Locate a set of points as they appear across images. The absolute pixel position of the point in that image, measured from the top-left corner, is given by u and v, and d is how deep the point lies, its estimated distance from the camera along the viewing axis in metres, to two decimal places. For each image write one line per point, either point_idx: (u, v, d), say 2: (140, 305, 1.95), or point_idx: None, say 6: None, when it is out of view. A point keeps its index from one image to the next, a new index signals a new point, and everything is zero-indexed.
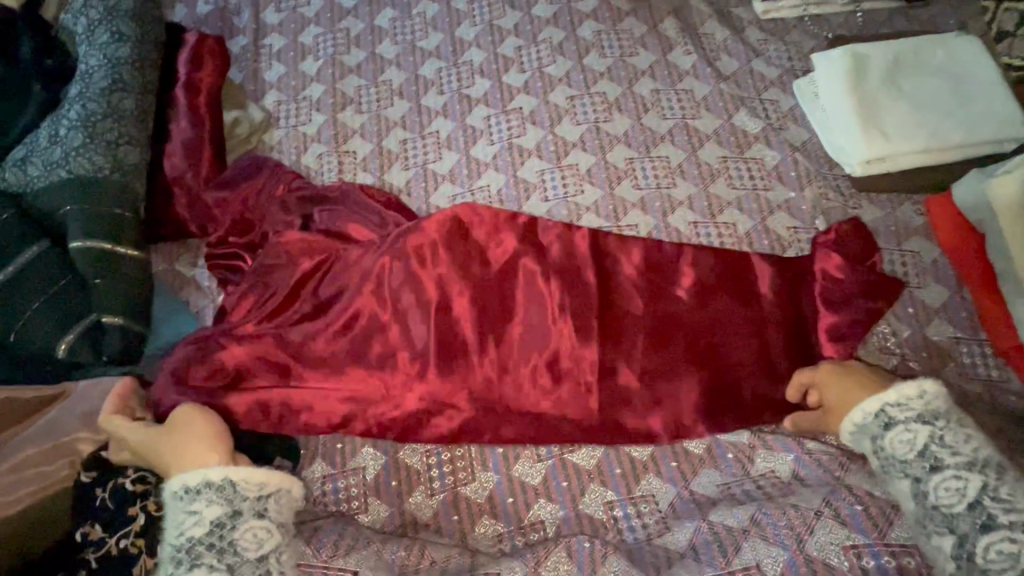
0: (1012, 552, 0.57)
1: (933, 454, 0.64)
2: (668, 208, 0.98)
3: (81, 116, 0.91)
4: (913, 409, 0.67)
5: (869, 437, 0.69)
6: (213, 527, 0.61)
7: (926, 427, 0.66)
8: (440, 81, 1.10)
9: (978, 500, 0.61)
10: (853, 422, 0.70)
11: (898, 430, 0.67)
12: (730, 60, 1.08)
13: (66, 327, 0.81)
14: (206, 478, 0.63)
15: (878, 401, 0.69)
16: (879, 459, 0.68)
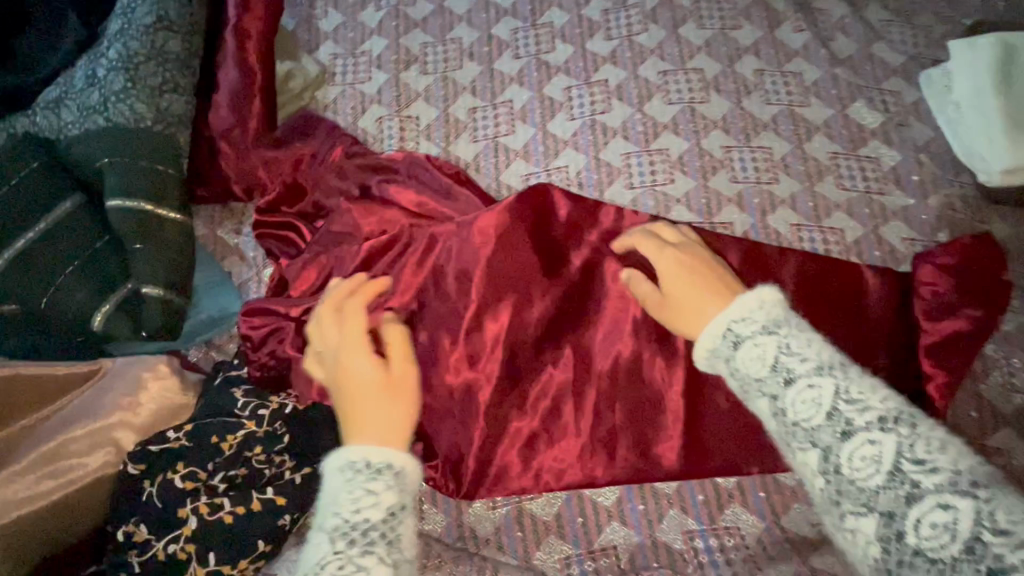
0: None
1: (785, 366, 0.51)
2: (768, 206, 0.88)
3: (122, 56, 0.80)
4: (757, 319, 0.55)
5: (723, 361, 0.57)
6: (386, 515, 0.54)
7: (773, 337, 0.53)
8: (516, 43, 0.98)
9: (974, 537, 0.40)
10: (704, 349, 0.58)
11: (746, 347, 0.54)
12: (846, 41, 0.95)
13: (102, 295, 0.73)
14: (389, 458, 0.57)
15: (722, 321, 0.57)
16: (736, 381, 0.55)
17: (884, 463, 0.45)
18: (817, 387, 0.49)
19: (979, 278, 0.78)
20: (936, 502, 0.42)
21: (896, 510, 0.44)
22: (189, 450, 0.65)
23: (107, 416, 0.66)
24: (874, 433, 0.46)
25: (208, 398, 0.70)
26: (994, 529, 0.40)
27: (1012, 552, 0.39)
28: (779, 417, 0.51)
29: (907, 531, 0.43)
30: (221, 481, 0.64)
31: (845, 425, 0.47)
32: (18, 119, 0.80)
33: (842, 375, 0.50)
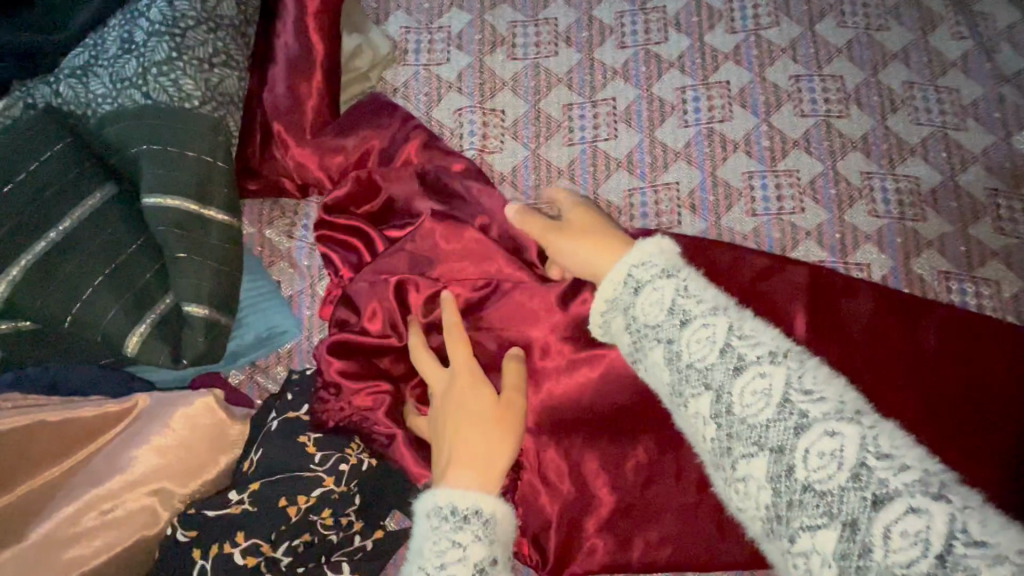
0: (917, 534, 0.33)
1: (680, 308, 0.46)
2: (912, 248, 0.75)
3: (164, 17, 0.66)
4: (655, 264, 0.49)
5: (622, 313, 0.51)
6: (474, 574, 0.45)
7: (671, 281, 0.47)
8: (621, 30, 0.83)
9: (859, 462, 0.36)
10: (604, 299, 0.52)
11: (647, 293, 0.48)
12: (1013, 56, 0.81)
13: (137, 313, 0.61)
14: (478, 503, 0.48)
15: (625, 269, 0.51)
16: (632, 337, 0.49)
17: (773, 395, 0.39)
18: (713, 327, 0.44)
19: None
20: (823, 431, 0.37)
21: (785, 443, 0.38)
22: (250, 516, 0.53)
23: (143, 468, 0.55)
24: (767, 365, 0.40)
25: (267, 446, 0.57)
26: (879, 454, 0.35)
27: (896, 477, 0.34)
28: (674, 361, 0.44)
29: (795, 464, 0.37)
30: (286, 553, 0.53)
31: (740, 361, 0.41)
32: (38, 86, 0.67)
33: (736, 314, 0.44)
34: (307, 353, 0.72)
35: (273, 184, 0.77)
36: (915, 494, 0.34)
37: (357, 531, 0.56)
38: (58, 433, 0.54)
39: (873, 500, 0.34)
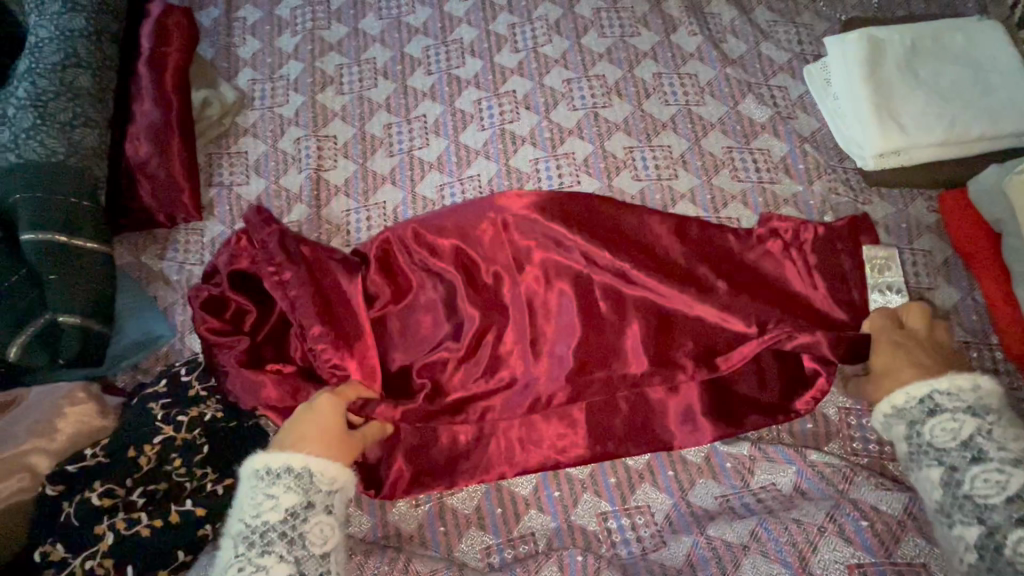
0: (998, 481, 0.61)
1: (974, 444, 0.64)
2: (669, 200, 0.93)
3: (30, 94, 0.82)
4: (963, 400, 0.66)
5: (905, 423, 0.68)
6: (287, 514, 0.61)
7: (974, 418, 0.65)
8: (428, 60, 1.03)
9: (972, 439, 0.64)
10: (890, 407, 0.69)
11: (942, 418, 0.66)
12: (737, 42, 1.01)
13: (18, 326, 0.75)
14: (288, 463, 0.63)
15: (926, 387, 0.68)
16: (909, 442, 0.68)
17: (960, 436, 0.64)
18: (1006, 474, 0.61)
19: (839, 269, 0.84)
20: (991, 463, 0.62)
21: (960, 464, 0.63)
22: (106, 465, 0.67)
23: (16, 444, 0.66)
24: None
25: (128, 416, 0.72)
26: (995, 473, 0.61)
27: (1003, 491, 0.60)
28: (914, 440, 0.67)
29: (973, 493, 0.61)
30: (140, 496, 0.66)
31: (979, 453, 0.63)
32: None
33: (1002, 448, 0.62)
34: (181, 349, 0.86)
35: (143, 219, 0.92)
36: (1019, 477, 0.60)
37: (209, 479, 0.69)
38: None
39: (1016, 519, 0.58)
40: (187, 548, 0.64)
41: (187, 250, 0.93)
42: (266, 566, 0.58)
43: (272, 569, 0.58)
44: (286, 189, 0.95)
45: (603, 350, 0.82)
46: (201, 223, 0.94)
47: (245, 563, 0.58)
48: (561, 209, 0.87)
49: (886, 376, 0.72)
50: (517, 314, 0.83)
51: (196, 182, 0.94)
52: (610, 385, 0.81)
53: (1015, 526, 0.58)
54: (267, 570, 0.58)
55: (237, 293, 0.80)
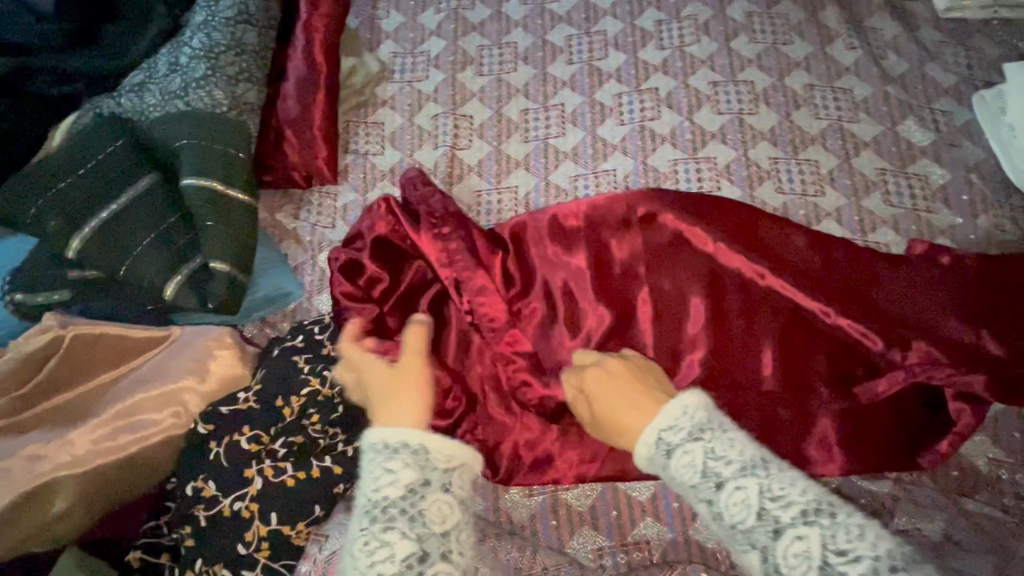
0: (746, 500, 0.53)
1: (713, 471, 0.55)
2: (813, 217, 0.89)
3: (204, 45, 0.85)
4: (683, 427, 0.58)
5: (660, 470, 0.60)
6: (405, 492, 0.55)
7: (699, 443, 0.57)
8: (570, 49, 1.02)
9: (723, 479, 0.55)
10: (643, 457, 0.61)
11: (678, 456, 0.57)
12: (899, 60, 0.96)
13: (174, 267, 0.77)
14: (404, 437, 0.58)
15: (653, 433, 0.60)
16: (677, 487, 0.58)
17: (752, 504, 0.53)
18: (745, 489, 0.54)
19: (1002, 312, 0.78)
20: (734, 486, 0.54)
21: (717, 502, 0.54)
22: (256, 412, 0.69)
23: (171, 380, 0.68)
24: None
25: (268, 368, 0.72)
26: (772, 498, 0.53)
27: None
28: (675, 481, 0.58)
29: (779, 564, 0.50)
30: (282, 447, 0.67)
31: (717, 478, 0.55)
32: (104, 101, 0.86)
33: (766, 471, 0.55)
34: (308, 309, 0.88)
35: (283, 178, 0.94)
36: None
37: (340, 439, 0.69)
38: (116, 347, 0.68)
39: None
40: (324, 503, 0.64)
41: (320, 213, 0.94)
42: (390, 542, 0.52)
43: (395, 545, 0.52)
44: (420, 163, 0.96)
45: (730, 366, 0.81)
46: (334, 187, 0.95)
47: (370, 539, 0.53)
48: (708, 214, 0.85)
49: (619, 422, 0.64)
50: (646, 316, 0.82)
51: (334, 147, 0.95)
52: (739, 402, 0.78)
53: (777, 542, 0.51)
54: (389, 548, 0.52)
55: (376, 261, 0.82)
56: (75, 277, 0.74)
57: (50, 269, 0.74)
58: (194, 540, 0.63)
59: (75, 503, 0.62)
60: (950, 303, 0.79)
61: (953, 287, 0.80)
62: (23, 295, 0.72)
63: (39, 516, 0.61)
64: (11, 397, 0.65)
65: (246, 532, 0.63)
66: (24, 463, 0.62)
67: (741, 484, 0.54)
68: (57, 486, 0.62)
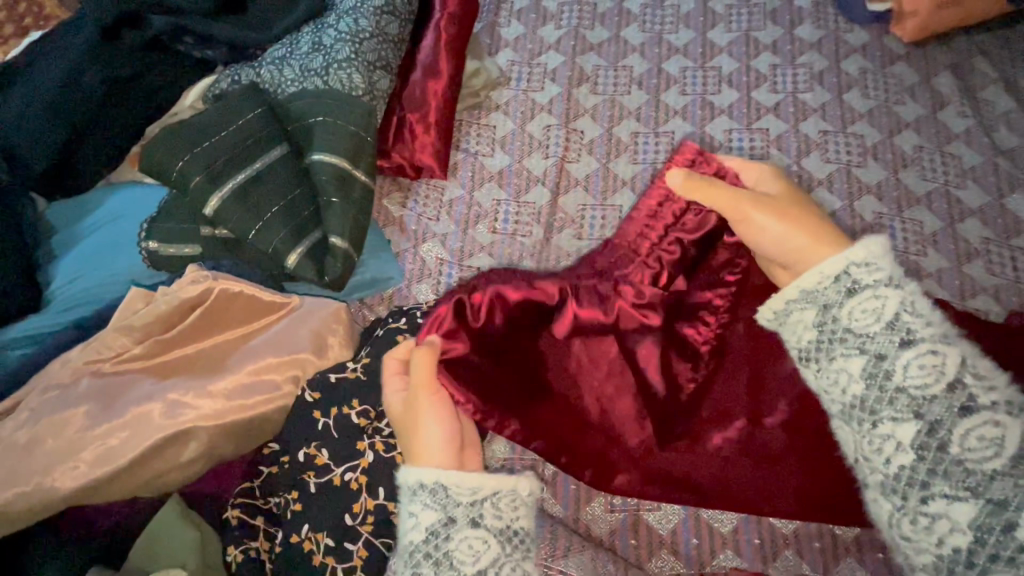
0: (934, 366, 0.47)
1: (904, 325, 0.48)
2: (915, 275, 0.89)
3: (349, 30, 0.89)
4: (882, 269, 0.50)
5: (817, 307, 0.52)
6: (428, 535, 0.52)
7: (897, 291, 0.49)
8: (684, 80, 1.04)
9: (899, 320, 0.49)
10: (803, 289, 0.52)
11: (863, 297, 0.50)
12: (1009, 134, 0.98)
13: (298, 238, 0.79)
14: (420, 478, 0.54)
15: (842, 260, 0.51)
16: (821, 331, 0.52)
17: (946, 374, 0.46)
18: (881, 299, 0.50)
19: None
20: (927, 349, 0.47)
21: (888, 351, 0.48)
22: (364, 386, 0.68)
23: (295, 348, 0.69)
24: (937, 347, 0.47)
25: (375, 346, 0.72)
26: (974, 375, 0.46)
27: (985, 397, 0.46)
28: (829, 325, 0.51)
29: (902, 373, 0.48)
30: (387, 425, 0.66)
31: (907, 334, 0.48)
32: (244, 69, 0.90)
33: (908, 293, 0.50)
34: (407, 296, 0.89)
35: (396, 165, 0.96)
36: (998, 414, 0.45)
37: None
38: (248, 306, 0.70)
39: (960, 408, 0.46)
40: None
41: (427, 204, 0.95)
42: None
43: None
44: (528, 169, 0.98)
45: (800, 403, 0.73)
46: (442, 182, 0.97)
47: None
48: None
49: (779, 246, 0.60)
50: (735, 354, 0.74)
51: (448, 142, 0.97)
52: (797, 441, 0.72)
53: (960, 420, 0.45)
54: None
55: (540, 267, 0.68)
56: (206, 234, 0.79)
57: (184, 223, 0.79)
58: (303, 504, 0.64)
59: (202, 453, 0.65)
60: None
61: None
62: (157, 245, 0.78)
63: (168, 460, 0.64)
64: (153, 340, 0.67)
65: (354, 503, 0.63)
66: (162, 409, 0.63)
67: (934, 349, 0.47)
68: (189, 436, 0.64)
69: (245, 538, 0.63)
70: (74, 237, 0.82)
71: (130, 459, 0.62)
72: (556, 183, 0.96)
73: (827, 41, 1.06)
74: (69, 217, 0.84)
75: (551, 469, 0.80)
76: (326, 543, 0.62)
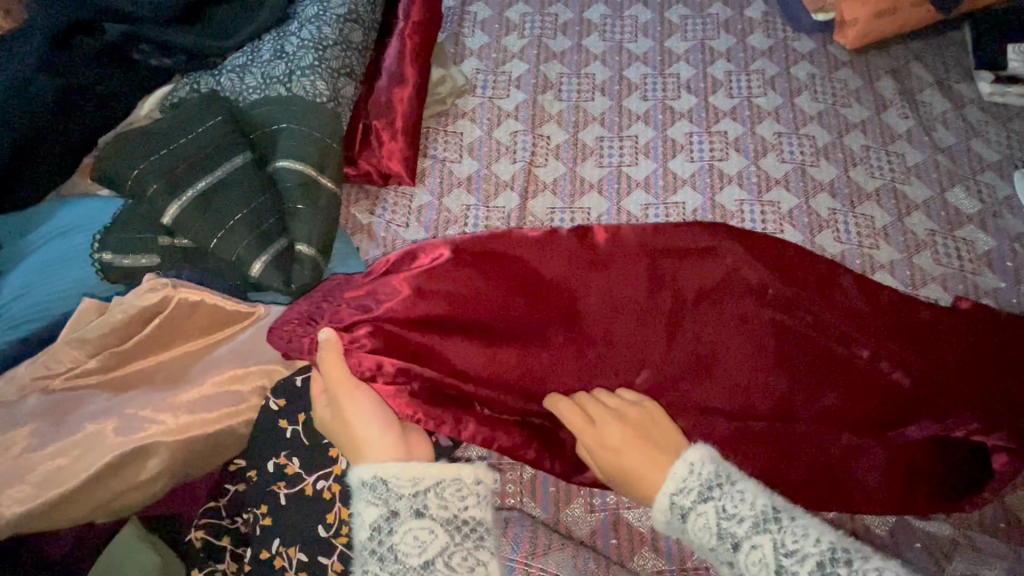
0: (763, 556, 0.48)
1: (728, 531, 0.50)
2: (869, 267, 0.93)
3: (313, 37, 0.88)
4: (692, 487, 0.53)
5: (681, 534, 0.54)
6: (372, 531, 0.50)
7: (710, 502, 0.51)
8: (644, 87, 1.07)
9: (732, 533, 0.49)
10: (661, 525, 0.55)
11: (694, 520, 0.52)
12: (946, 133, 1.04)
13: (263, 246, 0.76)
14: (361, 475, 0.53)
15: (664, 500, 0.54)
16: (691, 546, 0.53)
17: (769, 565, 0.47)
18: (705, 513, 0.51)
19: None
20: (749, 545, 0.48)
21: (732, 559, 0.49)
22: None
23: (261, 359, 0.67)
24: (755, 538, 0.48)
25: None
26: (787, 552, 0.47)
27: (800, 568, 0.46)
28: (692, 543, 0.53)
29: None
30: None
31: (733, 537, 0.49)
32: (204, 77, 0.88)
33: (730, 484, 0.52)
34: None
35: (364, 173, 0.95)
36: None
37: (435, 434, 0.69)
38: (209, 316, 0.67)
39: None
40: None
41: (395, 211, 0.94)
42: None
43: None
44: (496, 175, 0.98)
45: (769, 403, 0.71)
46: (411, 188, 0.96)
47: None
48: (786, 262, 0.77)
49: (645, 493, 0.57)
50: (685, 364, 0.71)
51: (416, 149, 0.97)
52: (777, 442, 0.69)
53: None
54: None
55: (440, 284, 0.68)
56: (166, 244, 0.76)
57: (141, 233, 0.76)
58: (273, 518, 0.61)
59: (163, 471, 0.61)
60: (981, 353, 0.74)
61: (988, 331, 0.76)
62: (111, 256, 0.75)
63: (126, 480, 0.61)
64: (109, 352, 0.64)
65: (328, 514, 0.61)
66: (117, 425, 0.60)
67: (757, 542, 0.48)
68: (148, 452, 0.61)
69: (211, 559, 0.61)
70: (24, 251, 0.78)
71: (84, 479, 0.58)
72: (524, 188, 0.97)
73: (777, 49, 1.12)
74: (20, 230, 0.80)
75: (530, 473, 0.79)
76: (299, 558, 0.59)
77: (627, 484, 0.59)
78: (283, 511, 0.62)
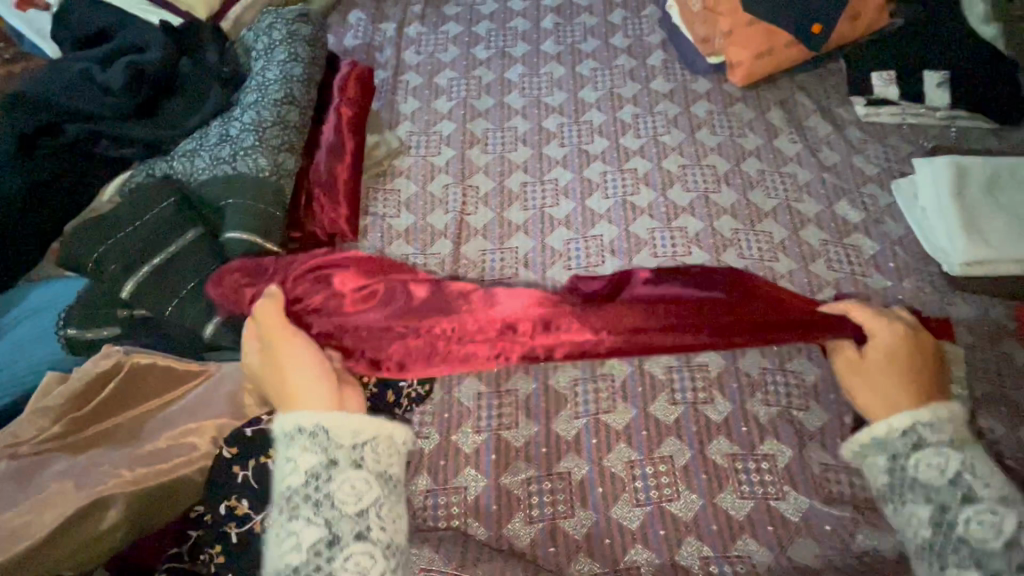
0: (991, 523, 0.56)
1: (960, 479, 0.59)
2: (771, 278, 1.03)
3: (253, 121, 1.00)
4: (946, 431, 0.61)
5: (882, 454, 0.63)
6: (309, 477, 0.56)
7: (958, 454, 0.60)
8: (562, 134, 1.20)
9: (970, 491, 0.58)
10: (872, 437, 0.64)
11: (928, 453, 0.60)
12: (831, 153, 1.17)
13: (212, 309, 0.85)
14: (297, 422, 0.59)
15: (910, 420, 0.62)
16: (889, 475, 0.62)
17: (1003, 532, 0.55)
18: (944, 456, 0.60)
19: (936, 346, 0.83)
20: (988, 508, 0.57)
21: (949, 504, 0.58)
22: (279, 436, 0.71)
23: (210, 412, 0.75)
24: (997, 507, 0.57)
25: None
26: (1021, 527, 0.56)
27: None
28: (895, 473, 0.62)
29: (952, 522, 0.57)
30: None
31: (968, 491, 0.58)
32: (158, 163, 0.99)
33: (962, 449, 0.61)
34: None
35: (309, 234, 1.05)
36: None
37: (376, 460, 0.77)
38: (160, 377, 0.77)
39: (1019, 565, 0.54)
40: None
41: None
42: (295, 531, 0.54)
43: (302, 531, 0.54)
44: (432, 225, 1.09)
45: None
46: (354, 243, 1.06)
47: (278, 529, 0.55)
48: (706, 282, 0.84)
49: (881, 397, 0.66)
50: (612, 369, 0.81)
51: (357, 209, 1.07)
52: None
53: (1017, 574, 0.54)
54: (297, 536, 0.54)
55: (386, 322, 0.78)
56: (123, 315, 0.85)
57: (100, 308, 0.84)
58: (227, 556, 0.66)
59: (120, 521, 0.68)
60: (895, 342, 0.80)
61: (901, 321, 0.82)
62: (75, 331, 0.83)
63: (87, 531, 0.66)
64: (69, 418, 0.73)
65: None
66: (75, 482, 0.68)
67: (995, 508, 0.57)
68: (108, 502, 0.67)
69: None
70: None
71: (47, 531, 0.65)
72: (457, 234, 1.07)
73: (677, 91, 1.25)
74: None
75: (473, 495, 0.86)
76: None
77: (851, 372, 0.70)
78: (233, 550, 0.66)
